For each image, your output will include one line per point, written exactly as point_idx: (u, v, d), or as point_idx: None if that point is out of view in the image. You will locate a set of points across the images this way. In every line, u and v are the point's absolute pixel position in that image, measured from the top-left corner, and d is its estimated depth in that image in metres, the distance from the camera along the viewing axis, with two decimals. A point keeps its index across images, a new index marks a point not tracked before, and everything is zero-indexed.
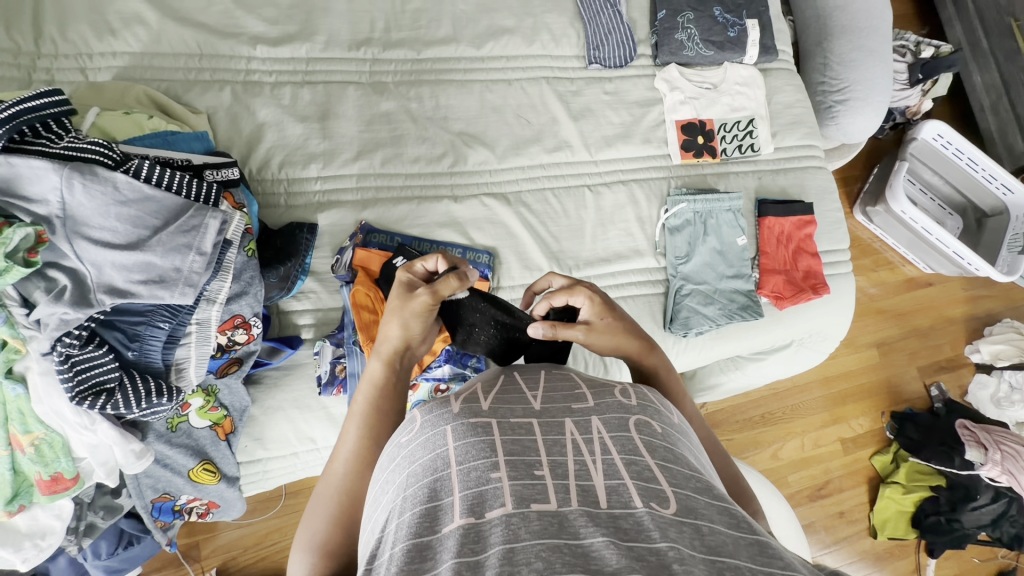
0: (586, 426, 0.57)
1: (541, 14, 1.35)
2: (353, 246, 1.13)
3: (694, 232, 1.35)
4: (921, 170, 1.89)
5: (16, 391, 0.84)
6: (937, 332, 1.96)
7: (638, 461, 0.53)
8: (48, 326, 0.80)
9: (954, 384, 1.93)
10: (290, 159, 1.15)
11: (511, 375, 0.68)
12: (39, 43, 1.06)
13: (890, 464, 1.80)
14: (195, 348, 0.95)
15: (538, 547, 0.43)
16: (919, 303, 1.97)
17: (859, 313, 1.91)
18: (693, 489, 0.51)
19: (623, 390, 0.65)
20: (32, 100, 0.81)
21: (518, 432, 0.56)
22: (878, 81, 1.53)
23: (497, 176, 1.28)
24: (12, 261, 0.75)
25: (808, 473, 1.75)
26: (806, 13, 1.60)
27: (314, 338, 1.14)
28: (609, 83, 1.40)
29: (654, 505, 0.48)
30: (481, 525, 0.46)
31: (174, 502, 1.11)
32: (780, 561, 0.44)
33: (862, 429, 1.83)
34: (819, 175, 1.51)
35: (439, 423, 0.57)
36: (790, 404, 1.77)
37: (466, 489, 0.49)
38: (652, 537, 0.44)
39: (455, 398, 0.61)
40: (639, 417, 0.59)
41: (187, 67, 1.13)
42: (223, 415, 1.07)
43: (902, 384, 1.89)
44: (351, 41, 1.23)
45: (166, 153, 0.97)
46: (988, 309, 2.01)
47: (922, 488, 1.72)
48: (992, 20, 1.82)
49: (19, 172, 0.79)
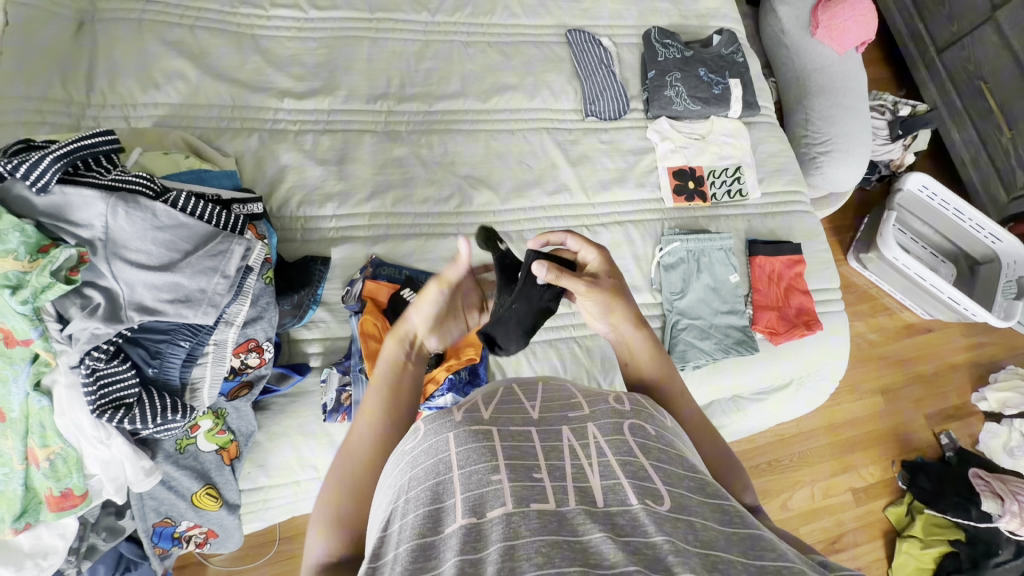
0: (554, 435, 0.45)
1: (541, 71, 1.13)
2: (366, 280, 0.89)
3: (687, 270, 1.08)
4: (909, 220, 1.67)
5: (39, 403, 0.64)
6: (942, 379, 1.67)
7: (632, 461, 0.42)
8: (76, 341, 0.63)
9: (963, 433, 1.63)
10: (308, 199, 0.93)
11: (511, 388, 0.52)
12: (91, 92, 0.88)
13: (906, 517, 1.48)
14: (211, 368, 0.74)
15: (539, 543, 0.35)
16: (921, 349, 1.68)
17: (888, 400, 1.61)
18: (686, 488, 0.41)
19: (617, 396, 0.51)
20: (92, 140, 0.67)
21: (517, 438, 0.44)
22: (861, 133, 1.36)
23: (502, 218, 1.03)
24: (55, 279, 0.60)
25: (821, 525, 1.46)
26: (787, 73, 1.45)
27: (322, 366, 0.88)
28: (605, 133, 1.15)
29: (648, 502, 0.39)
30: (482, 525, 0.37)
31: (174, 530, 0.83)
32: (773, 552, 0.36)
33: (873, 477, 1.53)
34: (812, 220, 1.23)
35: (441, 431, 0.45)
36: (797, 450, 1.49)
37: (465, 492, 0.39)
38: (648, 532, 0.36)
39: (456, 409, 0.48)
40: (634, 422, 0.47)
41: (222, 117, 0.94)
42: (227, 441, 0.81)
43: (910, 432, 1.59)
44: (368, 95, 1.02)
45: (197, 187, 0.78)
46: (991, 355, 1.73)
47: (940, 542, 1.41)
48: (964, 82, 1.63)
49: (70, 200, 0.64)
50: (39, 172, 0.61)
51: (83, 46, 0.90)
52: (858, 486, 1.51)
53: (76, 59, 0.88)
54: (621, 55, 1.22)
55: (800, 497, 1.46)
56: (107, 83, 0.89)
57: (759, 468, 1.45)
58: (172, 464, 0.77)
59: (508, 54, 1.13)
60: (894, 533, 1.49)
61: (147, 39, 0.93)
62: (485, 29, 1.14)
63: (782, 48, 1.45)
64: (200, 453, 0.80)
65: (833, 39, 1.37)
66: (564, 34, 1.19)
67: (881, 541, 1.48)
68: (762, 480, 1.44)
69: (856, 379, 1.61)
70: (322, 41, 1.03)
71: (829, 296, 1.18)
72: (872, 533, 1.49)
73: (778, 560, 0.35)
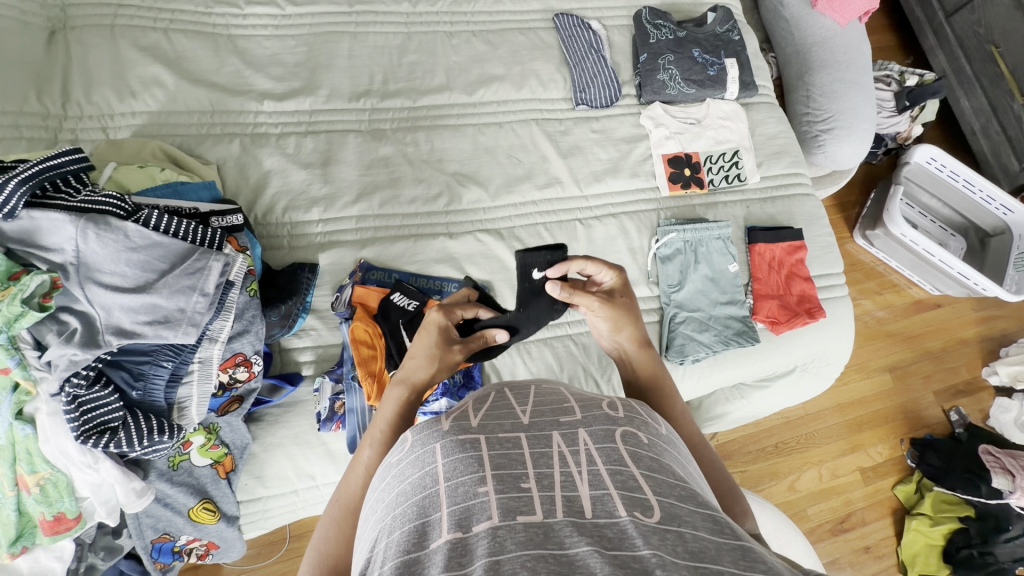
0: (544, 440, 0.45)
1: (529, 61, 1.19)
2: (356, 285, 0.96)
3: (684, 260, 1.16)
4: (917, 194, 1.76)
5: (23, 431, 0.68)
6: (950, 355, 1.78)
7: (622, 471, 0.42)
8: (56, 367, 0.66)
9: (974, 409, 1.74)
10: (294, 203, 1.00)
11: (503, 393, 0.52)
12: (67, 105, 0.94)
13: (915, 494, 1.60)
14: (197, 387, 0.78)
15: (524, 558, 0.34)
16: (929, 325, 1.79)
17: (896, 377, 1.72)
18: (676, 497, 0.41)
19: (609, 402, 0.51)
20: (58, 160, 0.70)
21: (506, 446, 0.44)
22: (855, 37, 1.46)
23: (491, 215, 1.10)
24: (28, 307, 0.64)
25: (829, 505, 1.58)
26: (779, 27, 1.55)
27: (314, 374, 0.95)
28: (597, 121, 1.22)
29: (637, 514, 0.38)
30: (469, 539, 0.37)
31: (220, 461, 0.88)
32: (763, 565, 0.35)
33: (882, 457, 1.65)
34: (810, 202, 1.30)
35: (429, 442, 0.46)
36: (805, 432, 1.61)
37: (451, 506, 0.39)
38: (635, 545, 0.35)
39: (444, 417, 0.49)
40: (627, 429, 0.47)
41: (203, 123, 1.00)
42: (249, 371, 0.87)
43: (920, 410, 1.71)
44: (351, 93, 1.08)
45: (175, 203, 0.82)
46: (1001, 329, 1.83)
47: (949, 518, 1.51)
48: None
49: (38, 224, 0.66)
50: (6, 197, 0.64)
51: (56, 53, 0.96)
52: (866, 465, 1.63)
53: (50, 67, 0.95)
54: (611, 38, 1.28)
55: (807, 479, 1.58)
56: (82, 95, 0.95)
57: (766, 452, 1.56)
58: (166, 482, 0.83)
59: (493, 43, 1.20)
60: (903, 510, 1.61)
61: (122, 45, 0.99)
62: (470, 17, 1.21)
63: (782, 22, 1.54)
64: (195, 469, 0.86)
65: (835, 11, 1.44)
66: (552, 19, 1.25)
67: (891, 519, 1.60)
68: (768, 464, 1.56)
69: (862, 359, 1.72)
70: (300, 39, 1.10)
71: (832, 280, 1.27)
72: (881, 511, 1.60)
73: (767, 572, 0.34)
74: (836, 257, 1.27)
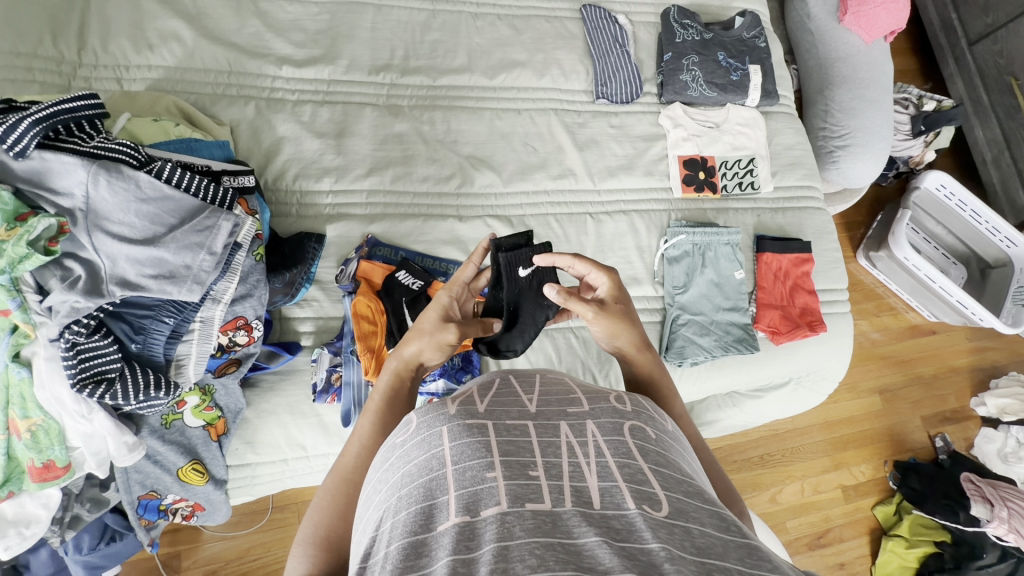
0: (551, 430, 0.45)
1: (551, 49, 1.18)
2: (361, 259, 0.95)
3: (691, 263, 1.15)
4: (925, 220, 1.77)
5: (19, 374, 0.68)
6: (941, 381, 1.79)
7: (631, 464, 0.42)
8: (58, 313, 0.66)
9: (960, 437, 1.75)
10: (305, 171, 0.98)
11: (508, 380, 0.52)
12: (83, 53, 0.93)
13: (893, 516, 1.62)
14: (196, 346, 0.78)
15: (531, 545, 0.34)
16: (923, 351, 1.80)
17: (885, 399, 1.74)
18: (683, 493, 0.40)
19: (617, 395, 0.51)
20: (71, 104, 0.68)
21: (512, 433, 0.44)
22: (878, 56, 1.45)
23: (502, 201, 1.09)
24: (33, 249, 0.63)
25: (809, 519, 1.59)
26: (803, 38, 1.54)
27: (311, 346, 0.94)
28: (615, 117, 1.21)
29: (646, 507, 0.38)
30: (476, 524, 0.36)
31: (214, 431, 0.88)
32: (769, 563, 0.35)
33: (865, 476, 1.66)
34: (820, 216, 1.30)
35: (435, 425, 0.45)
36: (790, 446, 1.62)
37: (459, 489, 0.39)
38: (643, 538, 0.35)
39: (450, 401, 0.48)
40: (634, 423, 0.47)
41: (219, 83, 0.98)
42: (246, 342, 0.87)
43: (906, 433, 1.72)
44: (371, 66, 1.07)
45: (189, 158, 0.81)
46: (993, 360, 1.84)
47: (926, 542, 1.53)
48: None
49: (50, 166, 0.66)
50: (18, 135, 0.63)
51: None
52: (848, 483, 1.64)
53: (68, 12, 0.93)
54: (637, 34, 1.27)
55: (790, 492, 1.59)
56: (99, 44, 0.93)
57: (752, 462, 1.57)
58: (158, 439, 0.83)
59: (517, 28, 1.18)
60: (881, 530, 1.62)
61: None
62: (496, 2, 1.19)
63: (807, 35, 1.52)
64: (187, 428, 0.86)
65: (861, 28, 1.44)
66: (579, 9, 1.24)
67: (867, 538, 1.62)
68: (752, 474, 1.57)
69: (854, 379, 1.72)
70: (324, 7, 1.08)
71: (834, 294, 1.27)
72: (860, 529, 1.62)
73: (773, 570, 0.34)
74: (840, 273, 1.28)
